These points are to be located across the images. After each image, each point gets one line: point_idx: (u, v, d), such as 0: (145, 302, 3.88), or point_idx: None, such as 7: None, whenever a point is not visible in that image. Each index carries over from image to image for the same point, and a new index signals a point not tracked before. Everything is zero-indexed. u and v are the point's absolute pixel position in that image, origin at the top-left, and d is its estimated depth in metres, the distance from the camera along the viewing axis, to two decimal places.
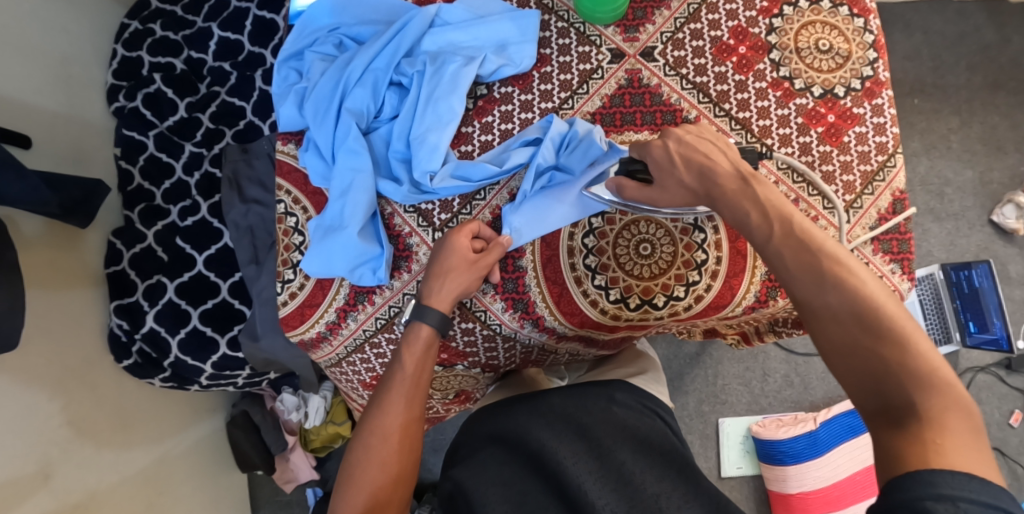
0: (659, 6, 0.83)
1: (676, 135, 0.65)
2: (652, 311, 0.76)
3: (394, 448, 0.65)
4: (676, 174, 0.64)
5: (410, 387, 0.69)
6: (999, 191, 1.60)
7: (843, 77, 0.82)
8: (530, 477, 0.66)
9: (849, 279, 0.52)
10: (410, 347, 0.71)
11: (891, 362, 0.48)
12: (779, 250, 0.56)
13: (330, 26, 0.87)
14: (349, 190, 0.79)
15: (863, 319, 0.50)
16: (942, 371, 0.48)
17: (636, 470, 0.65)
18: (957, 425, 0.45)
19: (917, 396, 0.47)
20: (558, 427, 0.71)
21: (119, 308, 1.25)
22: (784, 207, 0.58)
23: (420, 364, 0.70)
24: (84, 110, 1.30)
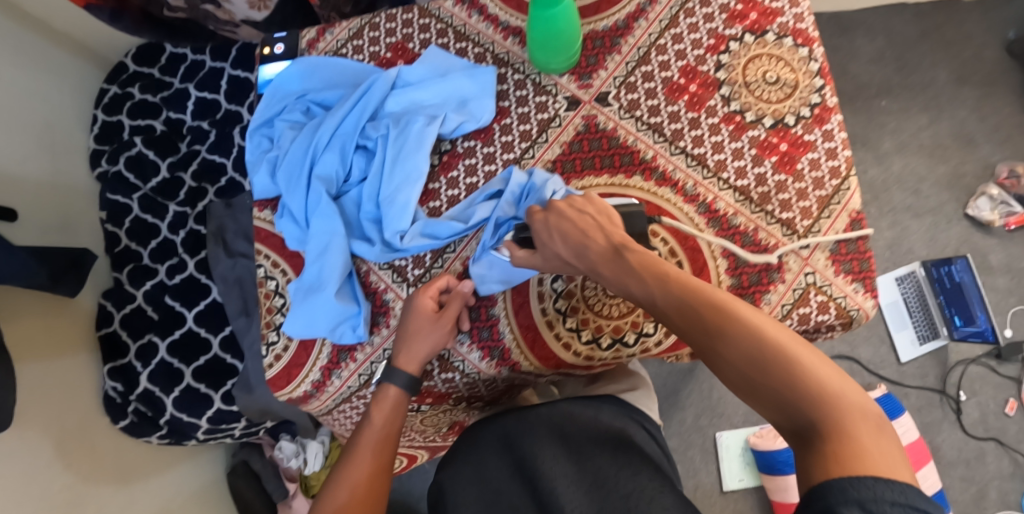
0: (609, 52, 0.86)
1: (557, 209, 0.71)
2: (623, 349, 0.78)
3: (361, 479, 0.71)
4: (554, 247, 0.70)
5: (377, 435, 0.74)
6: (973, 185, 1.66)
7: (792, 106, 0.85)
8: (508, 479, 0.73)
9: (727, 322, 0.57)
10: (379, 405, 0.76)
11: (786, 388, 0.53)
12: (663, 312, 0.62)
13: (298, 93, 0.90)
14: (325, 252, 0.82)
15: (750, 359, 0.55)
16: (838, 384, 0.52)
17: (606, 470, 0.70)
18: (859, 420, 0.49)
19: (811, 412, 0.51)
20: (542, 433, 0.75)
21: (113, 370, 1.28)
22: (659, 268, 0.63)
23: (387, 411, 0.76)
24: (67, 176, 1.33)
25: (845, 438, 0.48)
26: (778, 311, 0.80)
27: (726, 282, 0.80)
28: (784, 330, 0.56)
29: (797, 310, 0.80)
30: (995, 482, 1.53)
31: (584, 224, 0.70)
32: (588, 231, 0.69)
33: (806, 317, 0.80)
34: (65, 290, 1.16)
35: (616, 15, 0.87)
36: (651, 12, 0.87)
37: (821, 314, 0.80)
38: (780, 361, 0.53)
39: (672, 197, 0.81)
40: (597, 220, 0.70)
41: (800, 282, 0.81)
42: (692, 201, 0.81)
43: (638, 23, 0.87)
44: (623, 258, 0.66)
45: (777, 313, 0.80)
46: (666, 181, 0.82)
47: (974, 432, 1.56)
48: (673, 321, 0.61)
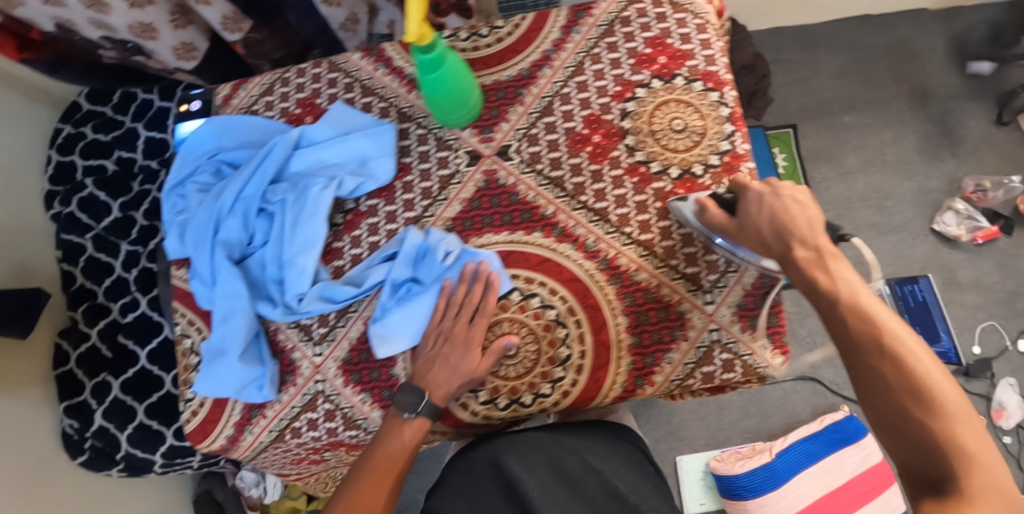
0: (513, 103, 0.85)
1: (769, 188, 0.69)
2: (521, 409, 0.78)
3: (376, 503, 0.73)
4: (757, 223, 0.69)
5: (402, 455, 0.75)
6: (939, 200, 1.62)
7: (700, 155, 0.83)
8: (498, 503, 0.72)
9: (899, 358, 0.58)
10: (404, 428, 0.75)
11: (937, 440, 0.55)
12: (831, 318, 0.62)
13: (209, 153, 0.90)
14: (229, 316, 0.82)
15: (911, 395, 0.57)
16: (987, 453, 0.54)
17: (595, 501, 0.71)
18: (989, 490, 0.52)
19: (954, 469, 0.54)
20: (530, 458, 0.75)
21: (69, 408, 1.30)
22: (852, 283, 0.62)
23: (417, 434, 0.75)
24: (21, 219, 1.35)
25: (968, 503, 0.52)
26: (681, 370, 0.79)
27: (626, 340, 0.78)
28: (953, 385, 0.57)
29: (700, 369, 0.79)
30: None
31: (783, 210, 0.68)
32: (794, 228, 0.66)
33: (710, 376, 0.79)
34: (16, 332, 1.21)
35: (520, 64, 0.86)
36: (557, 60, 0.86)
37: (725, 373, 0.79)
38: (941, 413, 0.55)
39: (572, 253, 0.80)
40: (801, 210, 0.67)
41: (703, 340, 0.79)
42: (592, 258, 0.80)
43: (542, 72, 0.86)
44: (811, 262, 0.64)
45: (680, 372, 0.79)
46: (566, 236, 0.80)
47: None
48: (838, 332, 0.62)
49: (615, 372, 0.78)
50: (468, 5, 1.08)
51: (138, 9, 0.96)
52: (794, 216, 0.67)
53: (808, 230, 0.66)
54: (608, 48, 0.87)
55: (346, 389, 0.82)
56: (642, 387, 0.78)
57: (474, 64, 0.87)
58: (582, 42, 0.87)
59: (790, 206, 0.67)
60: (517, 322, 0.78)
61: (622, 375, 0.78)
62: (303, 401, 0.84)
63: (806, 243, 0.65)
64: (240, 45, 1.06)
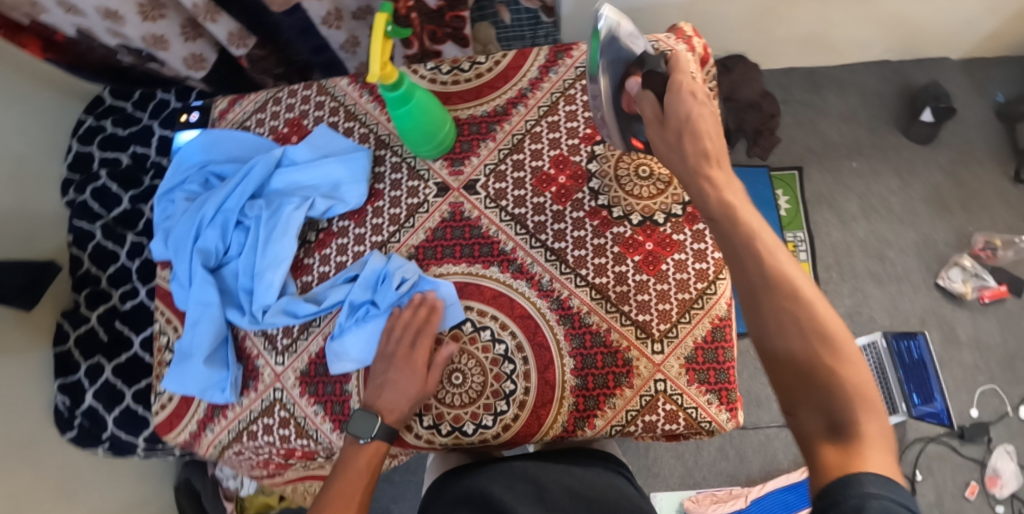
0: (484, 138, 0.87)
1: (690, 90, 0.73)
2: (462, 437, 0.80)
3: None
4: (669, 129, 0.72)
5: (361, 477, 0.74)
6: (945, 253, 1.58)
7: (663, 203, 0.85)
8: None
9: (796, 299, 0.55)
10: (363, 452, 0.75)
11: (830, 378, 0.52)
12: (739, 258, 0.60)
13: (200, 164, 0.95)
14: (199, 321, 0.86)
15: (809, 328, 0.54)
16: (876, 397, 0.51)
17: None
18: (882, 434, 0.49)
19: (847, 409, 0.50)
20: (517, 486, 0.74)
21: (63, 386, 1.36)
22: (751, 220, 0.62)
23: (376, 457, 0.75)
24: (39, 205, 1.42)
25: (867, 441, 0.48)
26: (623, 416, 0.80)
27: (570, 381, 0.79)
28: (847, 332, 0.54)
29: (642, 417, 0.80)
30: None
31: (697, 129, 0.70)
32: (699, 135, 0.70)
33: (652, 425, 0.80)
34: (22, 303, 1.30)
35: (496, 100, 0.89)
36: (532, 98, 0.89)
37: (667, 423, 0.80)
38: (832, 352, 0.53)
39: (527, 290, 0.82)
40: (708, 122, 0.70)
41: (648, 389, 0.80)
42: (545, 296, 0.81)
43: (517, 109, 0.88)
44: (723, 184, 0.66)
45: (622, 418, 0.80)
46: (522, 273, 0.82)
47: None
48: (744, 270, 0.59)
49: (557, 411, 0.79)
50: (464, 35, 1.10)
51: (151, 21, 1.02)
52: (703, 141, 0.69)
53: (705, 134, 0.70)
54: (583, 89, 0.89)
55: (302, 400, 0.86)
56: (583, 429, 0.79)
57: (451, 98, 0.90)
58: (558, 82, 0.89)
59: (707, 132, 0.70)
60: (466, 354, 0.80)
61: (564, 415, 0.79)
62: (260, 407, 0.88)
63: (723, 165, 0.68)
64: (245, 60, 1.10)
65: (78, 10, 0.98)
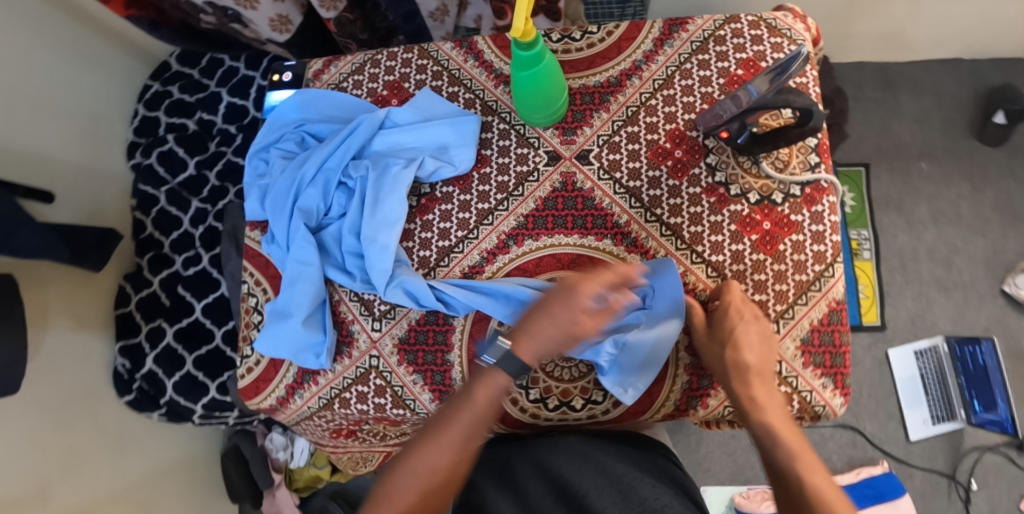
0: (598, 109, 0.85)
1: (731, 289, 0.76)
2: (569, 412, 0.78)
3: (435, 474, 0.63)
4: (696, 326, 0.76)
5: (476, 414, 0.66)
6: (1013, 262, 1.55)
7: (782, 183, 0.82)
8: (544, 494, 0.67)
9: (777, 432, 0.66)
10: (485, 384, 0.67)
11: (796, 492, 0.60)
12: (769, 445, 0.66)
13: (295, 122, 0.93)
14: (297, 281, 0.84)
15: (787, 456, 0.63)
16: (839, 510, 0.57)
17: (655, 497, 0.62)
18: None
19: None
20: (573, 458, 0.72)
21: (124, 348, 1.37)
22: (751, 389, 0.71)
23: (492, 392, 0.67)
24: (105, 163, 1.43)
25: None
26: None
27: (684, 360, 0.78)
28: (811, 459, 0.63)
29: None
30: None
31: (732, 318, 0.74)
32: (739, 346, 0.72)
33: None
34: (88, 264, 1.25)
35: (609, 71, 0.87)
36: (647, 71, 0.86)
37: (782, 405, 0.78)
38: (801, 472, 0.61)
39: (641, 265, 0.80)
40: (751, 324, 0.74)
41: None
42: None
43: (631, 81, 0.86)
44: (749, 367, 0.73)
45: None
46: (636, 247, 0.80)
47: None
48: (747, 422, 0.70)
49: (669, 389, 0.78)
50: (558, 8, 1.08)
51: None
52: (744, 353, 0.72)
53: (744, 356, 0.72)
54: (699, 65, 0.86)
55: (399, 368, 0.83)
56: (695, 408, 0.78)
57: (563, 65, 0.88)
58: (673, 56, 0.87)
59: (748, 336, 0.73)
60: None
61: (676, 393, 0.78)
62: (355, 374, 0.86)
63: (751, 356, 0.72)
64: (333, 23, 1.07)
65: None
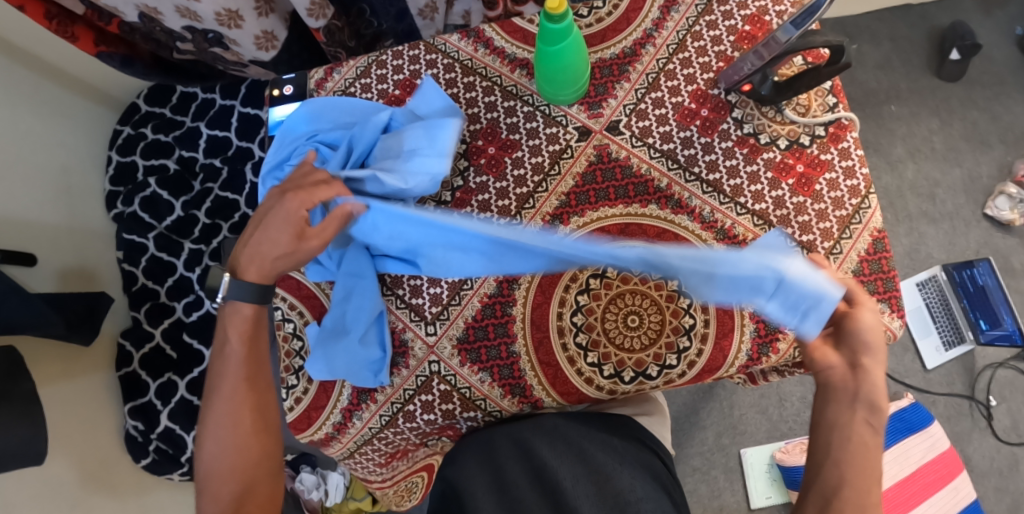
0: (619, 80, 0.86)
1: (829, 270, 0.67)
2: (647, 382, 0.77)
3: (246, 424, 0.71)
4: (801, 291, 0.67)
5: (241, 363, 0.74)
6: (990, 185, 1.63)
7: (806, 126, 0.84)
8: (525, 482, 0.70)
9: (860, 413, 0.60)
10: (234, 324, 0.75)
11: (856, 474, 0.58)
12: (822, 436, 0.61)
13: (307, 134, 0.88)
14: (350, 294, 0.82)
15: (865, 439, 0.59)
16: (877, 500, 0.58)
17: (634, 494, 0.65)
18: None
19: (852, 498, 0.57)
20: (558, 445, 0.74)
21: (133, 409, 1.30)
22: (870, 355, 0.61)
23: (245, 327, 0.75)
24: (85, 219, 1.35)
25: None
26: None
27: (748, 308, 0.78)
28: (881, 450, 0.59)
29: None
30: None
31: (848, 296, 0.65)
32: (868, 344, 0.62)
33: None
34: (82, 338, 1.17)
35: (622, 42, 0.87)
36: (659, 38, 0.87)
37: None
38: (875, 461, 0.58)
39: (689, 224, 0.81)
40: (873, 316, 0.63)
41: None
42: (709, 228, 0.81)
43: (645, 49, 0.87)
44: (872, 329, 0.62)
45: None
46: (681, 208, 0.82)
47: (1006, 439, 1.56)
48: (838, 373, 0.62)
49: (739, 340, 0.77)
50: None
51: None
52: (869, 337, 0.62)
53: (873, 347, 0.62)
54: (707, 25, 0.87)
55: (463, 369, 0.81)
56: (768, 354, 0.77)
57: None
58: (681, 20, 0.88)
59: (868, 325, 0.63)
60: (638, 295, 0.78)
61: (747, 343, 0.77)
62: (417, 384, 0.82)
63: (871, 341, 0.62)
64: (322, 32, 1.04)
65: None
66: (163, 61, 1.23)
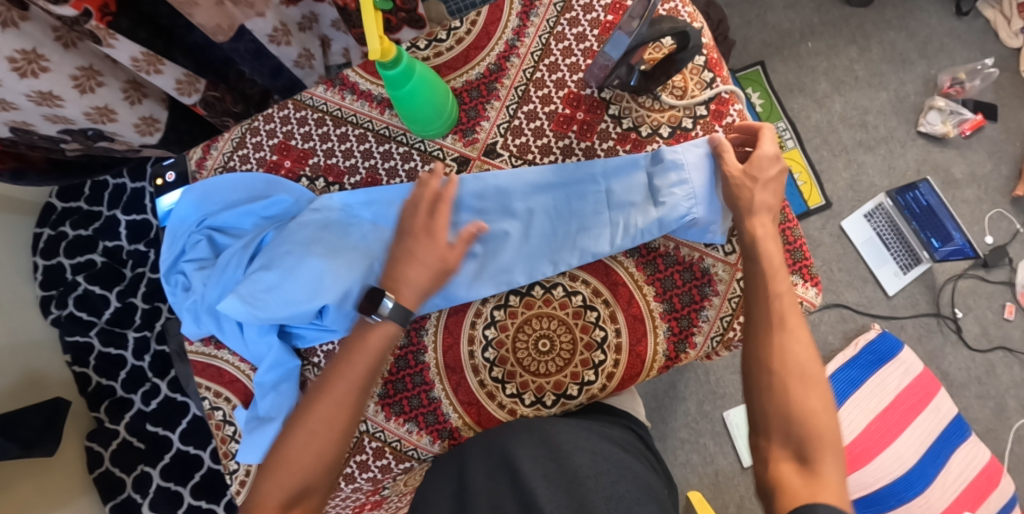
0: (488, 100, 0.84)
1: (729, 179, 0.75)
2: (570, 402, 0.79)
3: (318, 474, 0.67)
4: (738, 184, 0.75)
5: (348, 409, 0.70)
6: (919, 102, 1.54)
7: (687, 108, 0.82)
8: (487, 478, 0.65)
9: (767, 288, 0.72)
10: (370, 340, 0.72)
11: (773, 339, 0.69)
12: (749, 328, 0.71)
13: (197, 221, 0.87)
14: (279, 382, 0.82)
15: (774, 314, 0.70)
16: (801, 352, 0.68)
17: (591, 469, 0.62)
18: (807, 388, 0.66)
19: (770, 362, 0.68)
20: (523, 437, 0.70)
21: (115, 508, 1.26)
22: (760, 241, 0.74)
23: (379, 341, 0.72)
24: (23, 332, 1.28)
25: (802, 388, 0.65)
26: (719, 325, 0.79)
27: (657, 309, 0.79)
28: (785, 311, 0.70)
29: (739, 319, 0.79)
30: (1011, 391, 1.44)
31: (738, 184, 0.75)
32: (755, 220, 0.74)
33: None
34: (44, 451, 1.15)
35: (486, 60, 0.85)
36: (522, 47, 0.84)
37: None
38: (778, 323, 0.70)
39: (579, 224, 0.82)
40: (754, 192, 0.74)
41: (734, 290, 0.79)
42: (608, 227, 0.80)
43: (511, 62, 0.84)
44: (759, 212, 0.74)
45: (718, 326, 0.79)
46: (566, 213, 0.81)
47: (978, 347, 1.46)
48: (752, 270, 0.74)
49: (655, 342, 0.79)
50: (419, 15, 0.98)
51: (90, 93, 0.85)
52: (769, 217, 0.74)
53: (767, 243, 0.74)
54: (570, 24, 0.84)
55: (390, 424, 0.80)
56: (685, 351, 0.79)
57: (439, 70, 0.85)
58: (542, 24, 0.85)
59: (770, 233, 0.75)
60: (547, 318, 0.80)
61: (662, 343, 0.79)
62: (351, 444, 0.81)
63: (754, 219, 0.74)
64: (200, 106, 1.01)
65: (9, 105, 0.77)
66: (59, 161, 1.01)
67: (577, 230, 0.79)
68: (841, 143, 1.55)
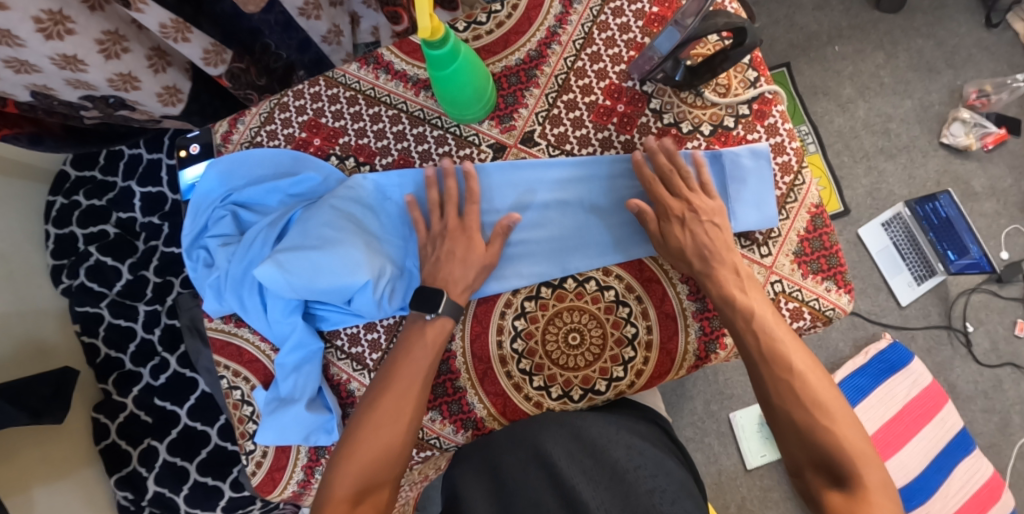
0: (527, 87, 0.82)
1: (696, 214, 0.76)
2: (597, 397, 0.78)
3: (389, 464, 0.71)
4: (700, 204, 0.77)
5: (409, 405, 0.73)
6: (943, 112, 1.53)
7: (729, 106, 0.81)
8: (527, 474, 0.64)
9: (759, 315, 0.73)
10: (423, 339, 0.75)
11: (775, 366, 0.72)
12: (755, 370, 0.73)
13: (223, 196, 0.86)
14: (302, 363, 0.81)
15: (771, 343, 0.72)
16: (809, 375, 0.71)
17: (629, 465, 0.61)
18: (825, 401, 0.70)
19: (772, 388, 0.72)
20: (557, 431, 0.69)
21: (120, 480, 1.25)
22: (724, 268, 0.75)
23: (439, 333, 0.76)
24: (33, 301, 1.26)
25: (822, 410, 0.70)
26: None
27: (690, 308, 0.78)
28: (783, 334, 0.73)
29: None
30: (1017, 407, 1.44)
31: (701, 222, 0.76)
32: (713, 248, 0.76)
33: None
34: (53, 420, 1.13)
35: (526, 46, 0.83)
36: (564, 35, 0.82)
37: (795, 322, 0.78)
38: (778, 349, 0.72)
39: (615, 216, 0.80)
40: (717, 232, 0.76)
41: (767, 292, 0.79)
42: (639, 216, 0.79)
43: (551, 49, 0.82)
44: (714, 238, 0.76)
45: None
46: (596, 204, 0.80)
47: (986, 362, 1.46)
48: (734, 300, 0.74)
49: (685, 342, 0.78)
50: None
51: (115, 59, 0.82)
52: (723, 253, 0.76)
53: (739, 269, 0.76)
54: (613, 13, 0.82)
55: None
56: (716, 352, 0.78)
57: (478, 53, 0.83)
58: (585, 12, 0.82)
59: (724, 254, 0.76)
60: (578, 312, 0.78)
61: (693, 344, 0.78)
62: None
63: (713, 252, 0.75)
64: (226, 78, 0.98)
65: (31, 67, 0.76)
66: (78, 126, 0.99)
67: (607, 227, 0.79)
68: (863, 150, 1.54)
